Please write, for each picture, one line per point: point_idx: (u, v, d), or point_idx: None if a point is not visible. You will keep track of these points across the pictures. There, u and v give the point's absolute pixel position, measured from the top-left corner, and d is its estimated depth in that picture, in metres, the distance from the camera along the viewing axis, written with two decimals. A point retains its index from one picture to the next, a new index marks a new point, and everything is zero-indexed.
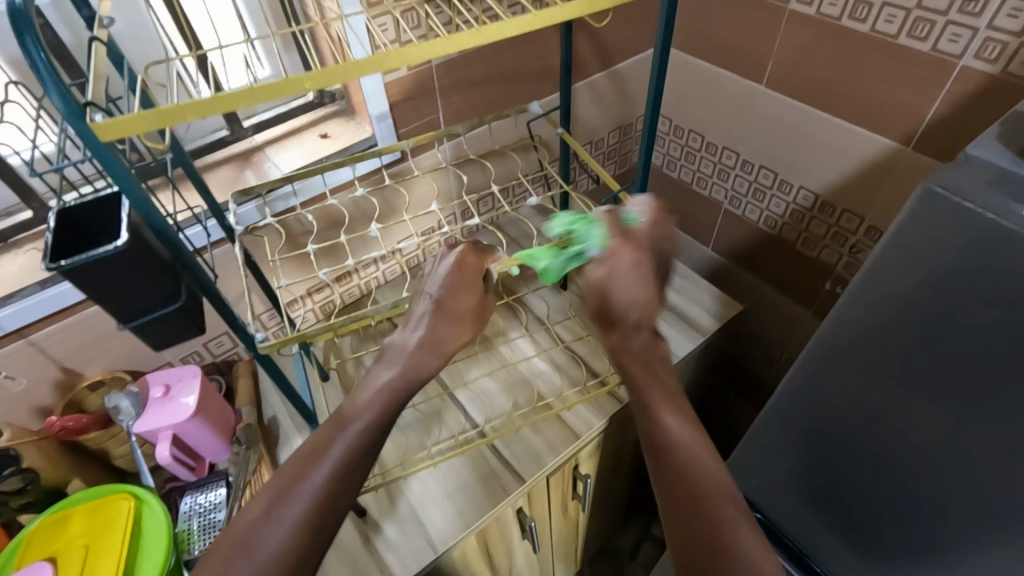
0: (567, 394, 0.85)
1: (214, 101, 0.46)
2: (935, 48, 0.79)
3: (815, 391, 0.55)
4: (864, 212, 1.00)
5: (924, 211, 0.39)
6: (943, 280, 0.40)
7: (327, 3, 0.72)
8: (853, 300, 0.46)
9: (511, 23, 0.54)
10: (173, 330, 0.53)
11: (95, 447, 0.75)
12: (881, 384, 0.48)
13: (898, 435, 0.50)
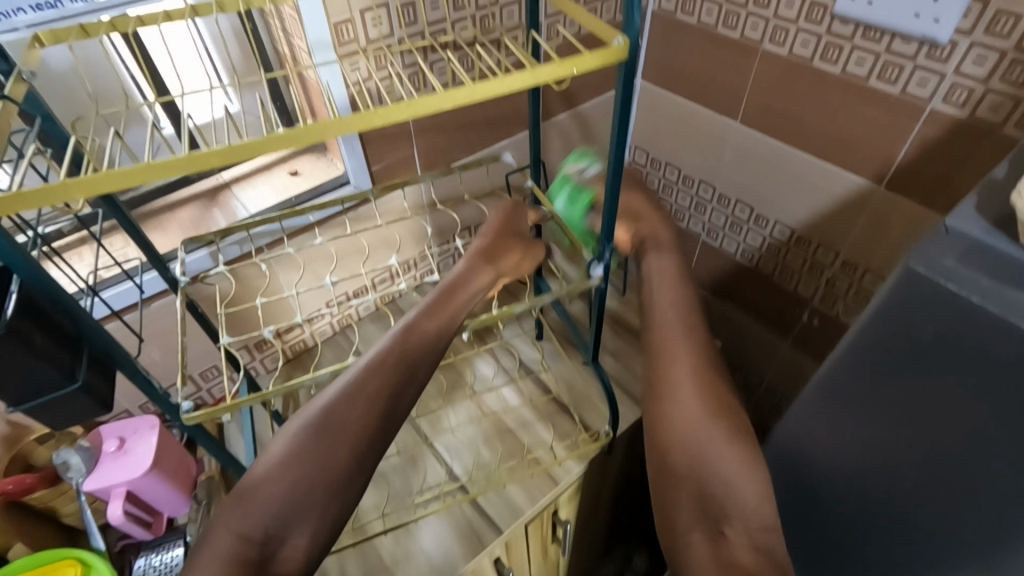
0: (556, 449, 0.82)
1: (157, 167, 0.42)
2: (904, 91, 0.80)
3: (795, 452, 0.54)
4: (839, 247, 1.00)
5: (904, 289, 0.38)
6: (921, 355, 0.39)
7: (300, 48, 0.72)
8: (834, 372, 0.45)
9: (499, 82, 0.49)
10: (75, 411, 0.49)
11: (42, 506, 0.70)
12: (867, 455, 0.47)
13: (883, 502, 0.48)
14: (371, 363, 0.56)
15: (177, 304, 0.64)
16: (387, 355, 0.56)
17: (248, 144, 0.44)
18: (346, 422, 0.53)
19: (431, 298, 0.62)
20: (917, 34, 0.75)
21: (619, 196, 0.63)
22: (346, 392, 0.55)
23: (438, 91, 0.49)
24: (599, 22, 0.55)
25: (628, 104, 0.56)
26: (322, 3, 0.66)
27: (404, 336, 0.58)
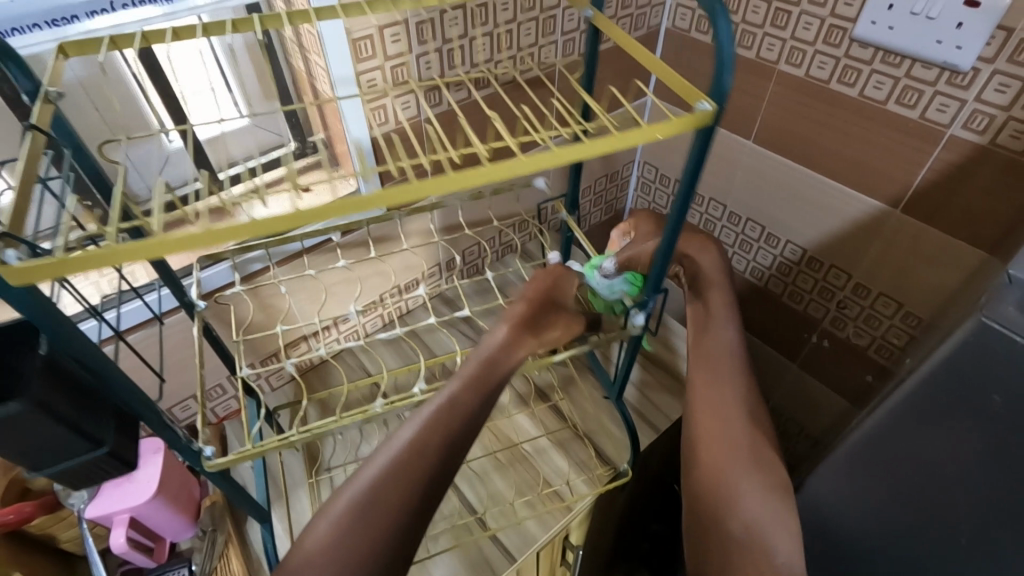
0: (573, 481, 0.81)
1: (225, 229, 0.40)
2: (924, 116, 0.80)
3: (834, 489, 0.53)
4: (851, 270, 1.00)
5: (976, 341, 0.38)
6: (992, 414, 0.39)
7: (317, 66, 0.71)
8: (893, 416, 0.45)
9: (587, 147, 0.46)
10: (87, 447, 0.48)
11: (41, 533, 0.68)
12: (916, 506, 0.47)
13: (924, 551, 0.48)
14: (417, 440, 0.57)
15: (194, 329, 0.62)
16: (427, 431, 0.57)
17: (315, 209, 0.41)
18: (383, 502, 0.55)
19: (471, 369, 0.61)
20: (938, 60, 0.75)
21: (674, 248, 0.62)
22: (387, 470, 0.56)
23: (516, 156, 0.45)
24: (681, 78, 0.51)
25: (699, 165, 0.54)
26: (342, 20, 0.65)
27: (443, 409, 0.58)
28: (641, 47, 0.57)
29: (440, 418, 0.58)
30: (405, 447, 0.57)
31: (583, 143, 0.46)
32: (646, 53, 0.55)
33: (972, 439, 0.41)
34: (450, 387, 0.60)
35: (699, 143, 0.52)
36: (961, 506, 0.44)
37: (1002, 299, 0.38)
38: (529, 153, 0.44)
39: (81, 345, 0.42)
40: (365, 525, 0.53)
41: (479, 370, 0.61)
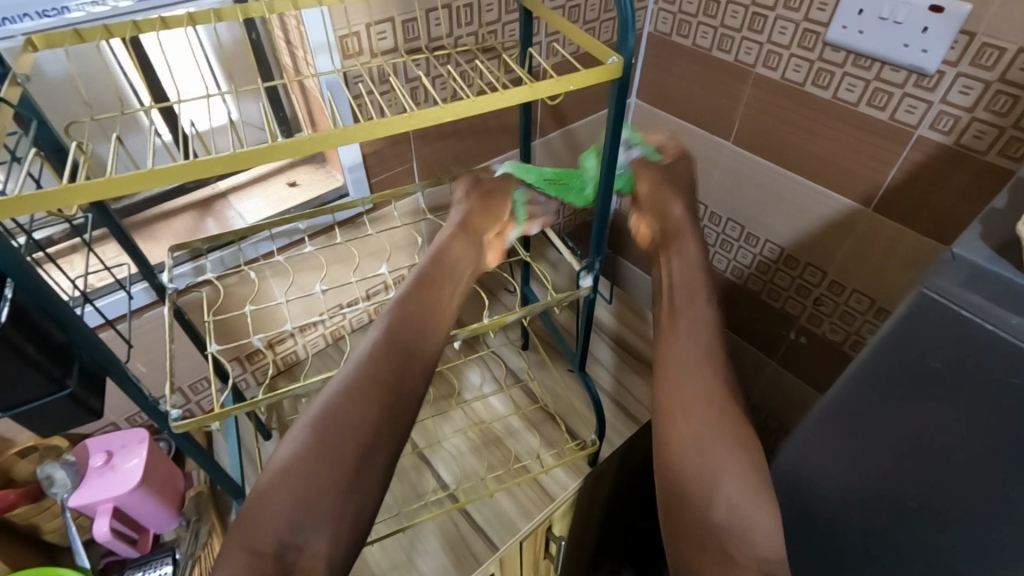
0: (544, 457, 0.84)
1: (173, 171, 0.42)
2: (893, 117, 0.83)
3: (801, 471, 0.55)
4: (827, 267, 1.02)
5: (920, 314, 0.40)
6: (936, 379, 0.41)
7: (302, 60, 0.72)
8: (852, 389, 0.47)
9: (504, 95, 0.49)
10: (63, 418, 0.45)
11: (24, 523, 0.68)
12: (872, 474, 0.49)
13: (883, 518, 0.50)
14: (354, 366, 0.58)
15: (164, 312, 0.62)
16: (363, 357, 0.58)
17: (251, 153, 0.43)
18: (324, 443, 0.55)
19: (405, 298, 0.63)
20: (906, 63, 0.78)
21: (611, 210, 0.63)
22: (330, 405, 0.56)
23: (455, 108, 0.49)
24: (589, 36, 0.53)
25: (619, 120, 0.55)
26: (327, 15, 0.67)
27: (376, 336, 0.60)
28: (554, 14, 0.58)
29: (373, 345, 0.59)
30: (345, 382, 0.57)
31: (500, 92, 0.49)
32: (558, 17, 0.57)
33: (924, 402, 0.43)
34: (389, 306, 0.62)
35: (614, 108, 0.54)
36: (914, 472, 0.46)
37: (945, 275, 0.40)
38: (451, 103, 0.49)
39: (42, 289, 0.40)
40: (324, 445, 0.55)
41: (408, 298, 0.63)
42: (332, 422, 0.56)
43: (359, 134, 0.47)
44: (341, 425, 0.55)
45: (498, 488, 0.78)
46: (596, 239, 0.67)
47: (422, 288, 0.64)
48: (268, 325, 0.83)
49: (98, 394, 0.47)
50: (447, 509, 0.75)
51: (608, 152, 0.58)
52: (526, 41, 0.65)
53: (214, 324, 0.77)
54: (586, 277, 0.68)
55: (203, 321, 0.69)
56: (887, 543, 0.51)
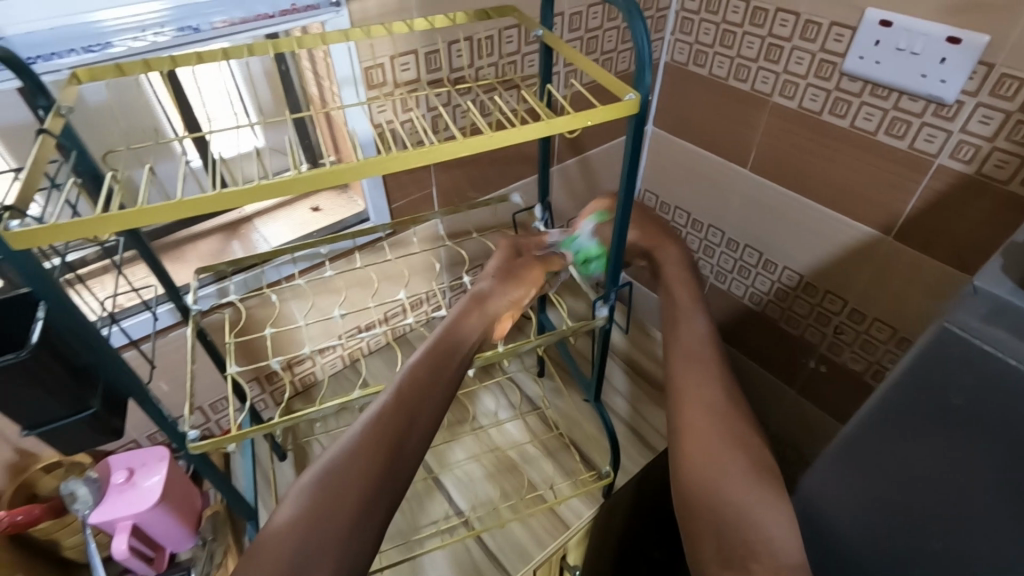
0: (559, 486, 0.83)
1: (203, 200, 0.43)
2: (912, 146, 0.83)
3: (818, 505, 0.54)
4: (847, 295, 1.01)
5: (941, 347, 0.40)
6: (960, 415, 0.40)
7: (329, 91, 0.75)
8: (875, 424, 0.46)
9: (522, 130, 0.50)
10: (85, 439, 0.45)
11: (45, 538, 0.69)
12: (896, 515, 0.47)
13: (904, 559, 0.49)
14: (373, 413, 0.57)
15: (187, 334, 0.64)
16: (382, 405, 0.57)
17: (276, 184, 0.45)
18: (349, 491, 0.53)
19: (427, 351, 0.63)
20: (923, 93, 0.78)
21: (627, 239, 0.64)
22: (351, 452, 0.55)
23: (474, 141, 0.50)
24: (606, 72, 0.54)
25: (637, 153, 0.55)
26: (354, 49, 0.70)
27: (395, 382, 0.59)
28: (570, 48, 0.59)
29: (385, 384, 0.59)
30: (366, 428, 0.56)
31: (518, 127, 0.51)
32: (576, 52, 0.58)
33: (948, 439, 0.42)
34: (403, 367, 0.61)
35: (631, 140, 0.54)
36: (940, 511, 0.44)
37: (967, 307, 0.40)
38: (470, 137, 0.50)
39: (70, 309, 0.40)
40: (335, 500, 0.52)
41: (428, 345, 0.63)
42: (350, 469, 0.54)
43: (379, 166, 0.48)
44: (356, 474, 0.53)
45: (510, 517, 0.77)
46: (611, 269, 0.66)
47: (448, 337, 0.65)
48: (288, 346, 0.84)
49: (122, 414, 0.48)
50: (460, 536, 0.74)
51: (624, 184, 0.58)
52: (545, 73, 0.67)
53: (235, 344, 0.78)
54: (602, 306, 0.67)
55: (225, 342, 0.70)
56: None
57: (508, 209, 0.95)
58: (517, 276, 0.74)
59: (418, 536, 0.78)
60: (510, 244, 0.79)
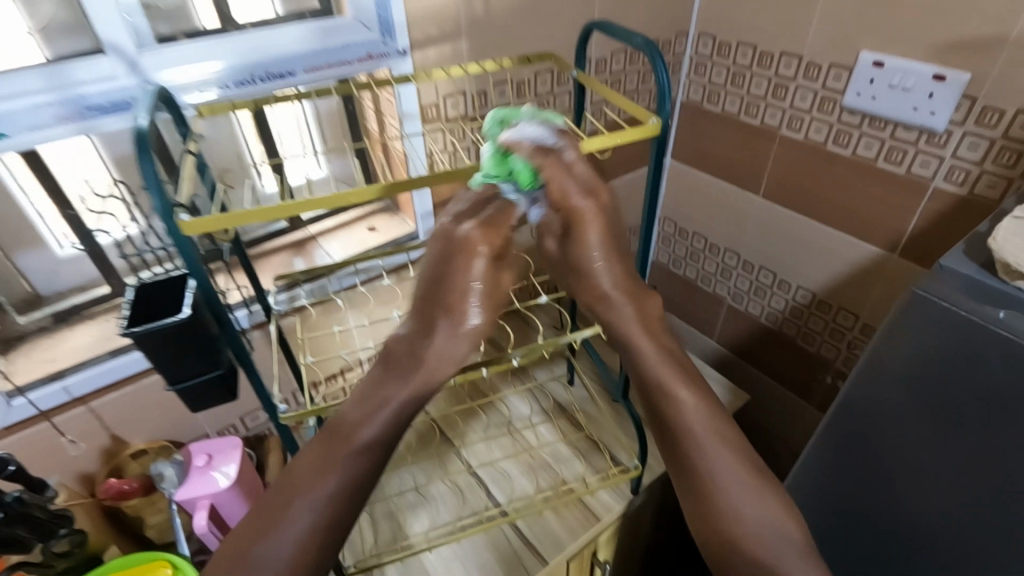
0: (589, 479, 0.89)
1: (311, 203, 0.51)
2: (910, 171, 0.91)
3: (851, 433, 0.72)
4: (858, 311, 1.08)
5: (920, 299, 0.59)
6: (935, 344, 0.59)
7: (390, 125, 0.87)
8: (881, 360, 0.65)
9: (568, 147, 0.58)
10: (210, 396, 0.55)
11: (133, 514, 0.78)
12: (907, 425, 0.65)
13: (912, 457, 0.66)
14: (310, 489, 0.50)
15: (271, 330, 0.73)
16: (326, 484, 0.50)
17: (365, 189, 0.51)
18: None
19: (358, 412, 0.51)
20: (917, 123, 0.87)
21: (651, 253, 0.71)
22: (285, 534, 0.48)
23: None
24: (635, 103, 0.64)
25: (659, 172, 0.64)
26: (416, 90, 0.82)
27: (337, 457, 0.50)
28: (602, 85, 0.70)
29: (322, 458, 0.51)
30: (309, 510, 0.49)
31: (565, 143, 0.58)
32: (608, 89, 0.69)
33: (929, 363, 0.60)
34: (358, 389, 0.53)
35: (654, 160, 0.63)
36: (928, 417, 0.63)
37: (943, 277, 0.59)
38: None
39: (211, 291, 0.49)
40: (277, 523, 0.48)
41: (361, 406, 0.52)
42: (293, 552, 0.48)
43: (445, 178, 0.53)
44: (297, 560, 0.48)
45: (546, 506, 0.84)
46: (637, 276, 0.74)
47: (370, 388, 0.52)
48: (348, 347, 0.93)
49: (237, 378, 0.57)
50: (499, 522, 0.81)
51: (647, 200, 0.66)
52: (579, 108, 0.78)
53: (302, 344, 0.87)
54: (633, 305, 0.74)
55: (300, 339, 0.80)
56: (852, 515, 0.77)
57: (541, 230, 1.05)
58: (483, 302, 0.52)
59: (459, 522, 0.84)
60: (467, 244, 0.50)
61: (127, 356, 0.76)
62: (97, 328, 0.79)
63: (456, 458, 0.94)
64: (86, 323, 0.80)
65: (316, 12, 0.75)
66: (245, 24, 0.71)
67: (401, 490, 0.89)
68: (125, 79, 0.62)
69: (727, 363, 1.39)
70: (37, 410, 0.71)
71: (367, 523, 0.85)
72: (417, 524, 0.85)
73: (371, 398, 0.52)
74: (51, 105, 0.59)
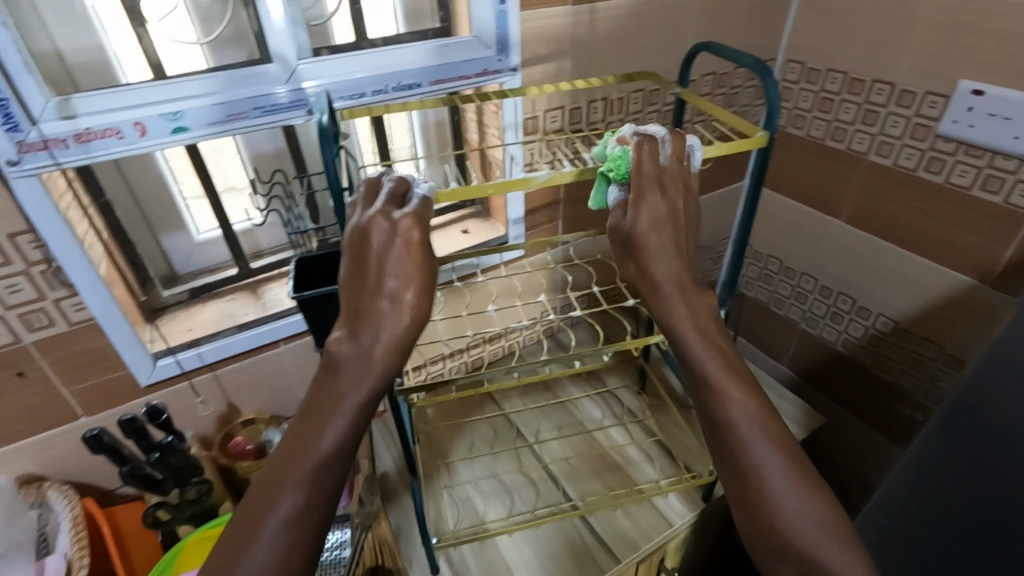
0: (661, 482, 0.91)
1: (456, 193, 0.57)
2: (1007, 201, 0.90)
3: (939, 442, 0.68)
4: (943, 341, 1.06)
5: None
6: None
7: (492, 135, 0.94)
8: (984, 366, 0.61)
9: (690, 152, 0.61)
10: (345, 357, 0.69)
11: (243, 475, 0.86)
12: (998, 440, 0.61)
13: (997, 473, 0.61)
14: (306, 445, 0.49)
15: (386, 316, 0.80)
16: (308, 441, 0.49)
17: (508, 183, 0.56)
18: (291, 551, 0.47)
19: (342, 378, 0.51)
20: (1017, 152, 0.87)
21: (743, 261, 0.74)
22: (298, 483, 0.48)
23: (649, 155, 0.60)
24: (739, 118, 0.67)
25: (760, 182, 0.67)
26: (521, 105, 0.88)
27: (313, 426, 0.50)
28: (706, 101, 0.74)
29: (307, 417, 0.50)
30: (302, 483, 0.48)
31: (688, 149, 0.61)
32: (711, 105, 0.72)
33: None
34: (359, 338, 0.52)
35: (756, 172, 0.66)
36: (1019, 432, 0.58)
37: None
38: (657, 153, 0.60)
39: None
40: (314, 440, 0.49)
41: (333, 369, 0.51)
42: (287, 527, 0.47)
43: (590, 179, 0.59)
44: (295, 531, 0.47)
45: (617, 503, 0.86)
46: (724, 285, 0.77)
47: (333, 367, 0.52)
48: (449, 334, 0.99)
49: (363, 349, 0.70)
50: (570, 514, 0.84)
51: (744, 213, 0.69)
52: (675, 124, 0.82)
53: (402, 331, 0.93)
54: (724, 308, 0.76)
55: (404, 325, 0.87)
56: (923, 523, 0.72)
57: None
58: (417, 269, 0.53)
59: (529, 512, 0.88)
60: (404, 237, 0.52)
61: (251, 330, 0.84)
62: (225, 304, 0.89)
63: (527, 454, 0.98)
64: (215, 300, 0.89)
65: (437, 31, 0.84)
66: (376, 40, 0.81)
67: (463, 481, 0.93)
68: (285, 82, 0.71)
69: (797, 390, 1.38)
70: (178, 371, 0.80)
71: (432, 510, 0.89)
72: (488, 513, 0.88)
73: (358, 368, 0.51)
74: (225, 103, 0.68)
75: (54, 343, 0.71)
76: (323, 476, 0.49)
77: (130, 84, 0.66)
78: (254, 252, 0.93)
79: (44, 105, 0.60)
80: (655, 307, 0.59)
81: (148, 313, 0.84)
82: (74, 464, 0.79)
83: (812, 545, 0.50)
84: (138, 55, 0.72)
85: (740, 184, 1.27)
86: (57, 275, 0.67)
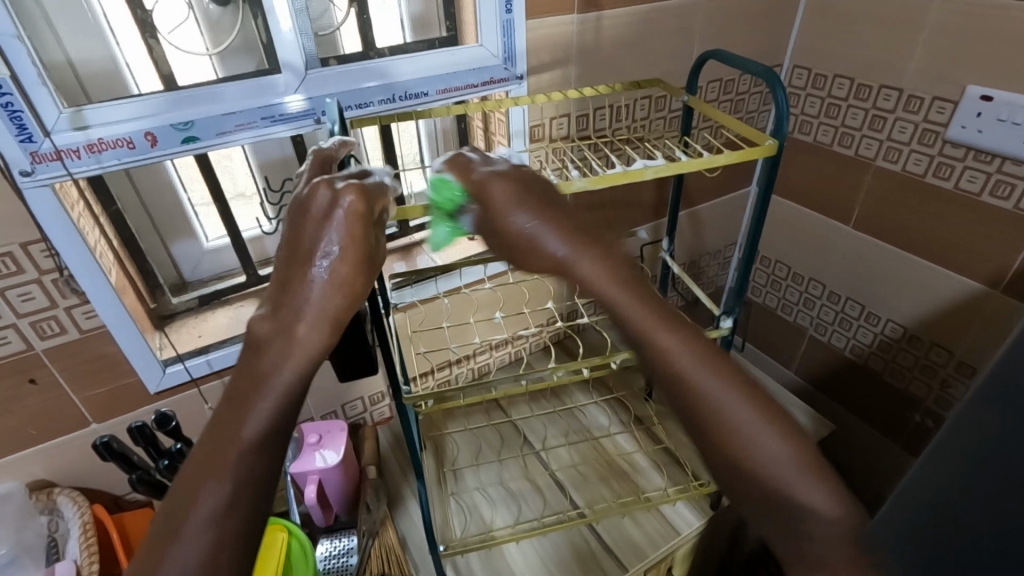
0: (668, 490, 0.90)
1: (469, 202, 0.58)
2: (1017, 207, 0.90)
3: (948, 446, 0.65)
4: (954, 347, 1.05)
5: None
6: None
7: (498, 143, 0.94)
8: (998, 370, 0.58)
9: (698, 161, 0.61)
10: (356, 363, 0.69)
11: None
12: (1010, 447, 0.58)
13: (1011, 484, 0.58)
14: (227, 429, 0.43)
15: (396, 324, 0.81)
16: (232, 425, 0.44)
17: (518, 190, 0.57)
18: (221, 547, 0.41)
19: (269, 358, 0.45)
20: None
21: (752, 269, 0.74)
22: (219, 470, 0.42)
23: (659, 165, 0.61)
24: (747, 126, 0.67)
25: (768, 190, 0.66)
26: (528, 112, 0.89)
27: (235, 410, 0.44)
28: (715, 108, 0.74)
29: (230, 399, 0.44)
30: (225, 473, 0.42)
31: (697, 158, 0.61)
32: (719, 111, 0.72)
33: None
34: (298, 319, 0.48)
35: (766, 179, 0.66)
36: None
37: None
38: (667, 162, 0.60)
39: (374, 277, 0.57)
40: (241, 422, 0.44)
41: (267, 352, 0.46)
42: (211, 526, 0.41)
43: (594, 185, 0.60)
44: (219, 529, 0.41)
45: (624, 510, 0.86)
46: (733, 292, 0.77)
47: (258, 344, 0.46)
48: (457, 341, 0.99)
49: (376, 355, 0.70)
50: (576, 522, 0.84)
51: (754, 221, 0.69)
52: (684, 130, 0.82)
53: (411, 339, 0.94)
54: (733, 316, 0.76)
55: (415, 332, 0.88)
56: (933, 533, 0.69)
57: (629, 247, 1.09)
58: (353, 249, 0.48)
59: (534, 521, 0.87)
60: (344, 209, 0.48)
61: None
62: (234, 311, 0.89)
63: (535, 462, 0.98)
64: (223, 307, 0.90)
65: (444, 40, 0.84)
66: (383, 49, 0.81)
67: (471, 488, 0.93)
68: (293, 91, 0.72)
69: (806, 396, 1.37)
70: (188, 377, 0.80)
71: (441, 516, 0.88)
72: (496, 521, 0.88)
73: (284, 345, 0.46)
74: (234, 113, 0.69)
75: (65, 350, 0.71)
76: (251, 465, 0.43)
77: (141, 95, 0.67)
78: (262, 259, 0.94)
79: (57, 117, 0.61)
80: (591, 270, 0.52)
81: (157, 320, 0.85)
82: (84, 469, 0.80)
83: (781, 480, 0.45)
84: (149, 67, 0.73)
85: (748, 190, 1.27)
86: (69, 284, 0.68)
